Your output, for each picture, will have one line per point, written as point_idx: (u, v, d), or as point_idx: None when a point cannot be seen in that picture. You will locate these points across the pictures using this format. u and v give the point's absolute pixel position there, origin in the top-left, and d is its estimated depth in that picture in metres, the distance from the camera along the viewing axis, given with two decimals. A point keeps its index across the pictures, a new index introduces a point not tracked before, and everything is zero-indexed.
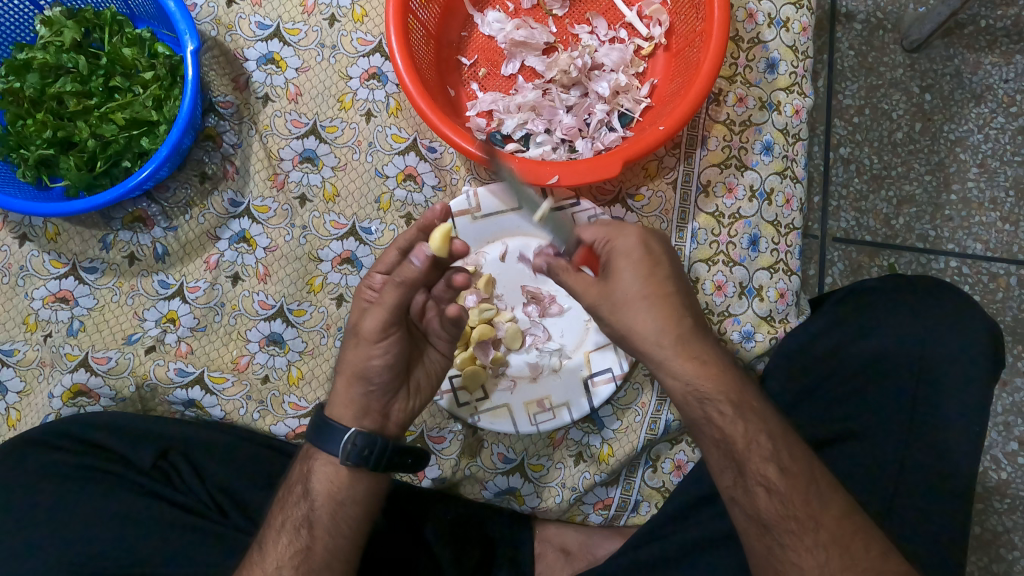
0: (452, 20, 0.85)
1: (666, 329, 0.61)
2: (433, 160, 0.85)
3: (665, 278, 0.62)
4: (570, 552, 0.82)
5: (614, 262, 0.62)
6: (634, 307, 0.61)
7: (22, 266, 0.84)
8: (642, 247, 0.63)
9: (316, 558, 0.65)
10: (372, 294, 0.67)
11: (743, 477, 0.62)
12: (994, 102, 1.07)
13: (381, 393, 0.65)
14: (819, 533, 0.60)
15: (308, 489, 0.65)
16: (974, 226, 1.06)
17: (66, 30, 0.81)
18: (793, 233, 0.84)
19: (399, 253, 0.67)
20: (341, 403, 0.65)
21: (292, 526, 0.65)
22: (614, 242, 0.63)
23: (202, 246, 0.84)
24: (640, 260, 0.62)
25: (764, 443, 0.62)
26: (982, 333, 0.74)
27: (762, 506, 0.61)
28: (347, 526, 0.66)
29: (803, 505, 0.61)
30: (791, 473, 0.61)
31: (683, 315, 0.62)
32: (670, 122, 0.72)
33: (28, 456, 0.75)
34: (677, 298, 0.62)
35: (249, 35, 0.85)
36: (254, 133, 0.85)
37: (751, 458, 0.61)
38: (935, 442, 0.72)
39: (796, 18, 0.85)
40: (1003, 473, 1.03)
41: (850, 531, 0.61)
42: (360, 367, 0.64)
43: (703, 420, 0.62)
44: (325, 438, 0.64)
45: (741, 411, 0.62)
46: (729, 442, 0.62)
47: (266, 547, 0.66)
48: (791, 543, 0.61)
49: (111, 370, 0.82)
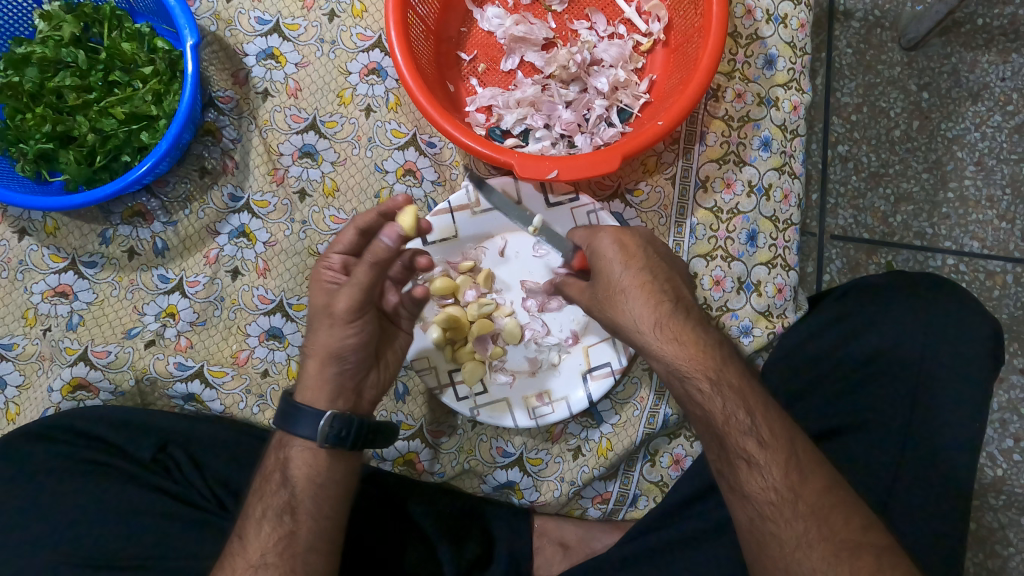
0: (452, 15, 0.85)
1: (643, 318, 0.62)
2: (432, 155, 0.85)
3: (642, 269, 0.63)
4: (569, 545, 0.82)
5: (596, 262, 0.66)
6: (613, 302, 0.64)
7: (21, 260, 0.84)
8: (619, 244, 0.65)
9: (300, 540, 0.65)
10: (330, 275, 0.68)
11: (724, 450, 0.63)
12: (991, 100, 1.07)
13: (353, 371, 0.67)
14: (797, 504, 0.60)
15: (286, 476, 0.66)
16: (971, 224, 1.06)
17: (65, 24, 0.81)
18: (791, 228, 0.84)
19: (357, 233, 0.69)
20: (313, 384, 0.66)
21: (272, 513, 0.65)
22: (597, 245, 0.66)
23: (202, 241, 0.84)
24: (616, 257, 0.64)
25: (743, 419, 0.61)
26: (980, 327, 0.74)
27: (744, 480, 0.62)
28: (329, 507, 0.67)
29: (783, 477, 0.61)
30: (770, 447, 0.61)
31: (662, 301, 0.62)
32: (669, 117, 0.73)
33: (27, 448, 0.75)
34: (656, 286, 0.63)
35: (249, 31, 0.85)
36: (253, 128, 0.85)
37: (731, 433, 0.62)
38: (931, 436, 0.73)
39: (794, 15, 0.86)
40: (999, 470, 1.03)
41: (829, 504, 0.61)
42: (333, 348, 0.65)
43: (685, 397, 0.63)
44: (295, 422, 0.65)
45: (719, 387, 0.61)
46: (708, 417, 0.62)
47: (246, 537, 0.65)
48: (771, 514, 0.61)
49: (111, 364, 0.82)
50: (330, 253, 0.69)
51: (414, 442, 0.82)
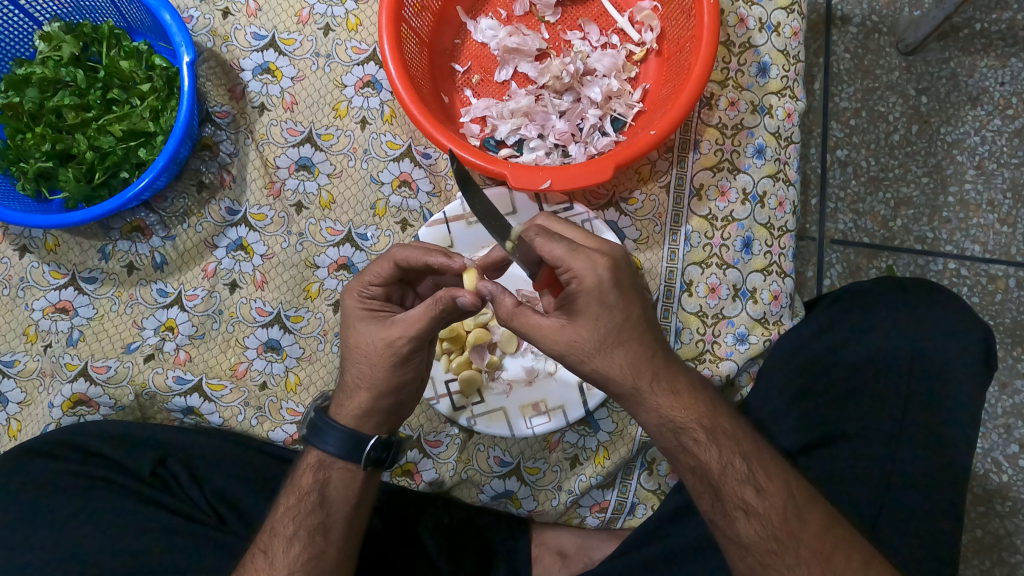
0: (446, 27, 0.86)
1: (641, 370, 0.61)
2: (428, 166, 0.86)
3: (639, 316, 0.60)
4: (567, 555, 0.82)
5: (585, 303, 0.58)
6: (608, 353, 0.59)
7: (22, 277, 0.85)
8: (616, 283, 0.57)
9: (329, 561, 0.67)
10: (375, 305, 0.67)
11: (721, 502, 0.63)
12: (990, 104, 1.07)
13: (400, 403, 0.68)
14: (799, 551, 0.62)
15: (324, 497, 0.67)
16: (972, 228, 1.06)
17: (65, 44, 0.82)
18: (787, 235, 0.84)
19: (395, 265, 0.66)
20: (359, 416, 0.67)
21: (305, 532, 0.66)
22: (587, 279, 0.56)
23: (200, 255, 0.85)
24: (604, 304, 0.57)
25: (739, 466, 0.63)
26: (979, 336, 0.74)
27: (741, 529, 0.63)
28: (358, 527, 0.69)
29: (783, 524, 0.63)
30: (767, 494, 0.63)
31: (655, 352, 0.61)
32: (662, 126, 0.73)
33: (29, 464, 0.75)
34: (650, 335, 0.61)
35: (246, 46, 0.86)
36: (250, 142, 0.86)
37: (728, 483, 0.63)
38: (930, 445, 0.73)
39: (787, 22, 0.86)
40: (1004, 476, 1.02)
41: (829, 545, 0.62)
42: (390, 385, 0.65)
43: (678, 449, 0.64)
44: (323, 438, 0.67)
45: (714, 437, 0.63)
46: (704, 468, 0.63)
47: (272, 553, 0.66)
48: (773, 562, 0.63)
49: (111, 379, 0.83)
50: (366, 282, 0.67)
51: (410, 452, 0.83)
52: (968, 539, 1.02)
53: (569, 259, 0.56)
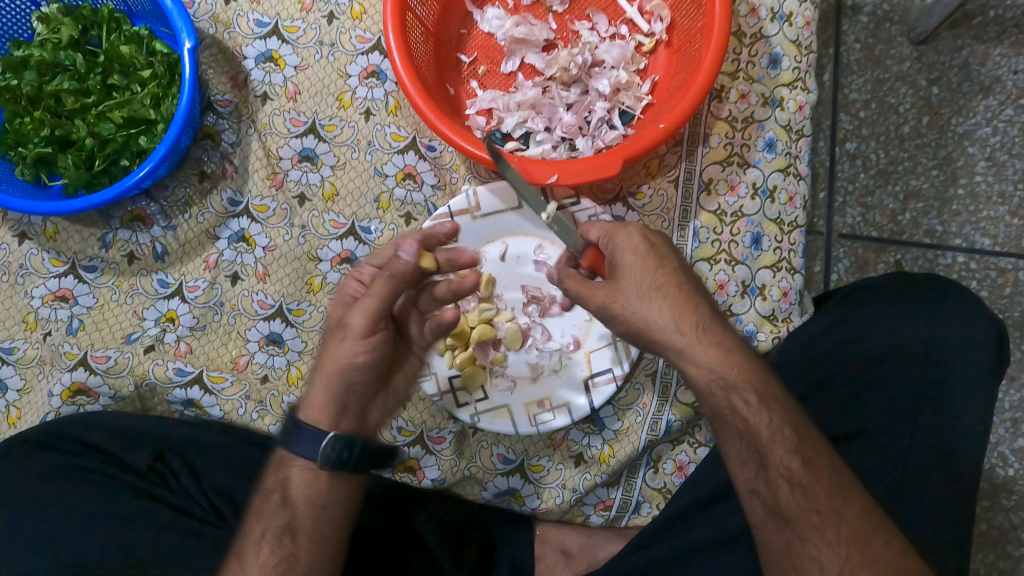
0: (452, 17, 0.84)
1: (682, 317, 0.61)
2: (432, 159, 0.85)
3: (673, 270, 0.63)
4: (570, 553, 0.82)
5: (621, 257, 0.63)
6: (647, 298, 0.61)
7: (21, 264, 0.84)
8: (649, 241, 0.64)
9: (301, 565, 0.63)
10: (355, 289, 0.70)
11: (766, 470, 0.61)
12: (1004, 93, 1.04)
13: (361, 392, 0.67)
14: (840, 528, 0.60)
15: (288, 496, 0.64)
16: (982, 220, 1.04)
17: (64, 27, 0.80)
18: (797, 231, 0.83)
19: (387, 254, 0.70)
20: (319, 404, 0.66)
21: (271, 534, 0.64)
22: (622, 235, 0.64)
23: (201, 246, 0.84)
24: (638, 254, 0.63)
25: (788, 434, 0.61)
26: (991, 333, 0.72)
27: (784, 498, 0.61)
28: (329, 529, 0.65)
29: (827, 499, 0.61)
30: (814, 465, 0.61)
31: (698, 303, 0.62)
32: (671, 120, 0.71)
33: (30, 453, 0.75)
34: (689, 287, 0.62)
35: (248, 33, 0.85)
36: (252, 132, 0.84)
37: (774, 450, 0.61)
38: (943, 442, 0.71)
39: (799, 12, 0.84)
40: (1011, 470, 1.01)
41: (871, 527, 0.61)
42: (345, 366, 0.66)
43: (727, 410, 0.62)
44: (295, 438, 0.65)
45: (766, 402, 0.61)
46: (753, 432, 0.61)
47: (245, 559, 0.63)
48: (813, 537, 0.61)
49: (111, 369, 0.82)
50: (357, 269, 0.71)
51: (414, 449, 0.82)
52: (973, 533, 1.02)
53: (610, 227, 0.67)
